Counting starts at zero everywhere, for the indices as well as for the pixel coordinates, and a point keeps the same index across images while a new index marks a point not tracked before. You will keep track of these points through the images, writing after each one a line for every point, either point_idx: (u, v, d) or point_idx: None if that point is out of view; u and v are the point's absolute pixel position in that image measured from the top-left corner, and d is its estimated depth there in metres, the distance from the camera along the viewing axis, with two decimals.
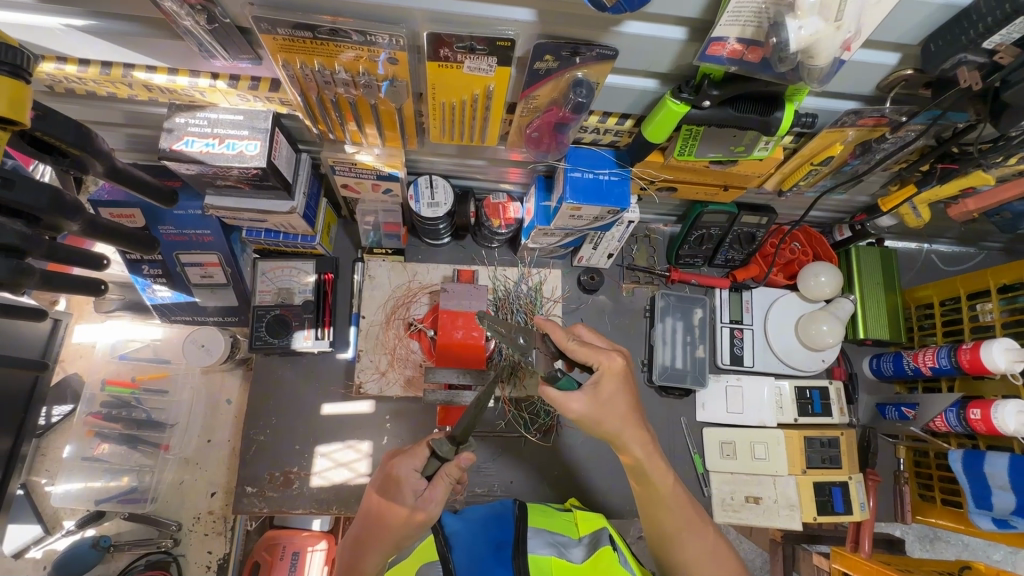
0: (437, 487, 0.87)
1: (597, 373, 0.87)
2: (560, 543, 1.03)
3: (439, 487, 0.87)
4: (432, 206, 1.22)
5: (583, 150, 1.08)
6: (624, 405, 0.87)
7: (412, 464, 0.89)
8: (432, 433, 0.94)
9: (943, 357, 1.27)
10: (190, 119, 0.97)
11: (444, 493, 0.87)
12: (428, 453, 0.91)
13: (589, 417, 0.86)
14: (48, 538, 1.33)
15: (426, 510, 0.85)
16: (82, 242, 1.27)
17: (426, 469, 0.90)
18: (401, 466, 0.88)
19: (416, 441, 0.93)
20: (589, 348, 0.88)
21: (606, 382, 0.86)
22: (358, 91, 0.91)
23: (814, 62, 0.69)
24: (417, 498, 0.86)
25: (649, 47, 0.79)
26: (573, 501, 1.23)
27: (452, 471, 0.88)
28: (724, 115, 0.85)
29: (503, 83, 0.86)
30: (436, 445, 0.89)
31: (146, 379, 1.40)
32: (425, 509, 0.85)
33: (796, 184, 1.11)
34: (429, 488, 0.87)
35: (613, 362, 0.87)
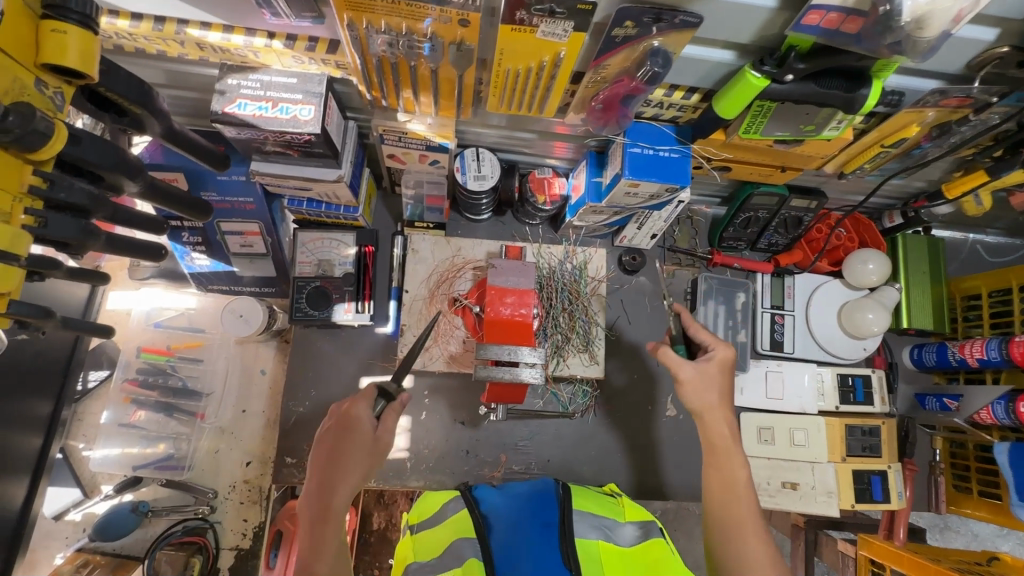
0: (390, 419, 0.89)
1: (718, 359, 0.98)
2: (605, 527, 1.02)
3: (393, 418, 0.90)
4: (478, 179, 1.19)
5: (643, 125, 1.04)
6: (710, 400, 0.96)
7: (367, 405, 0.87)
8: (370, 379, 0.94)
9: (992, 349, 1.25)
10: (242, 81, 0.94)
11: (396, 423, 0.90)
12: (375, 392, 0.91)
13: (690, 387, 0.96)
14: (87, 502, 1.34)
15: (387, 439, 0.88)
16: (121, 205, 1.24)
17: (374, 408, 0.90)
18: (359, 405, 0.86)
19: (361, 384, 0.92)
20: (711, 339, 1.02)
21: (720, 369, 0.98)
22: (420, 56, 0.87)
23: (923, 33, 0.66)
24: (378, 429, 0.87)
25: (736, 14, 0.75)
26: (613, 488, 1.20)
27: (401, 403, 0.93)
28: (805, 90, 0.81)
29: (575, 50, 0.82)
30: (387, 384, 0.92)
31: (181, 348, 1.40)
32: (385, 438, 0.87)
33: (860, 166, 1.08)
34: (384, 422, 0.88)
35: (720, 354, 0.99)
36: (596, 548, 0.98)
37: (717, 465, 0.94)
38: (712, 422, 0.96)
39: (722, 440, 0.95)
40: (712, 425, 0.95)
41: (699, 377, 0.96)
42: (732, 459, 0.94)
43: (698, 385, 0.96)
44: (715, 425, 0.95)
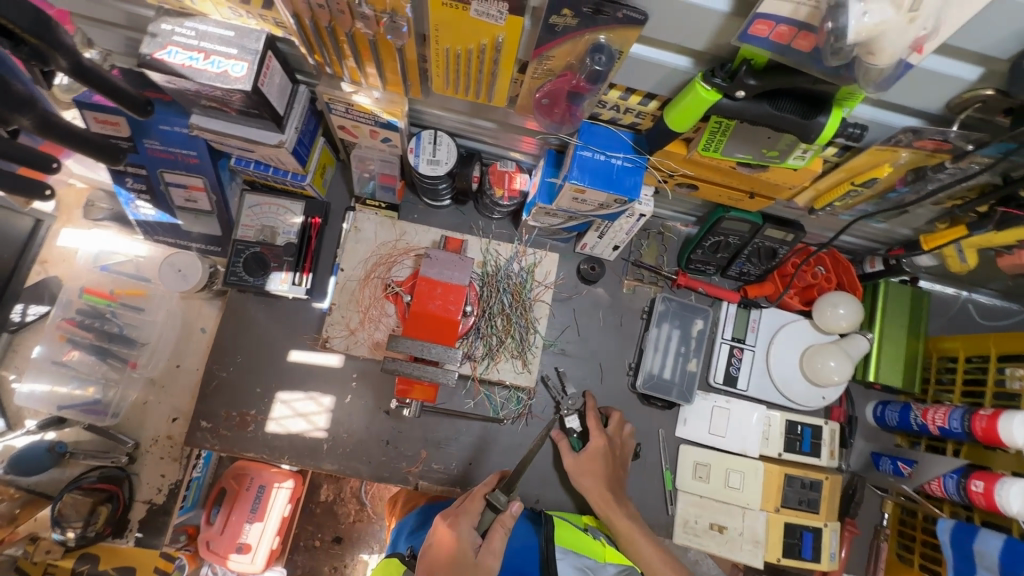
0: (496, 538, 0.89)
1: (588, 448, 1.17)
2: (586, 567, 0.97)
3: (499, 538, 0.89)
4: (431, 163, 1.14)
5: (599, 127, 0.97)
6: (602, 475, 1.15)
7: (470, 522, 0.90)
8: (482, 489, 0.99)
9: (955, 419, 1.16)
10: (177, 27, 0.89)
11: (502, 543, 0.89)
12: (482, 507, 0.95)
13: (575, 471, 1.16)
14: (9, 434, 1.34)
15: (487, 564, 0.85)
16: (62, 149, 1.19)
17: (481, 524, 0.93)
18: (462, 524, 0.89)
19: (468, 497, 0.96)
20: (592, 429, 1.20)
21: (598, 453, 1.17)
22: (355, 21, 0.82)
23: (874, 61, 0.56)
24: (478, 553, 0.86)
25: (683, 15, 0.68)
26: (589, 523, 1.16)
27: (508, 520, 0.93)
28: (759, 110, 0.73)
29: (514, 35, 0.76)
30: (492, 498, 0.95)
31: (123, 294, 1.37)
32: (487, 560, 0.86)
33: (830, 204, 0.99)
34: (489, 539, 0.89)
35: (596, 442, 1.18)
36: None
37: (618, 520, 1.10)
38: (608, 500, 1.12)
39: (624, 512, 1.11)
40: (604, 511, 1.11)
41: (581, 465, 1.16)
42: (619, 520, 1.09)
43: (582, 468, 1.15)
44: (613, 504, 1.11)
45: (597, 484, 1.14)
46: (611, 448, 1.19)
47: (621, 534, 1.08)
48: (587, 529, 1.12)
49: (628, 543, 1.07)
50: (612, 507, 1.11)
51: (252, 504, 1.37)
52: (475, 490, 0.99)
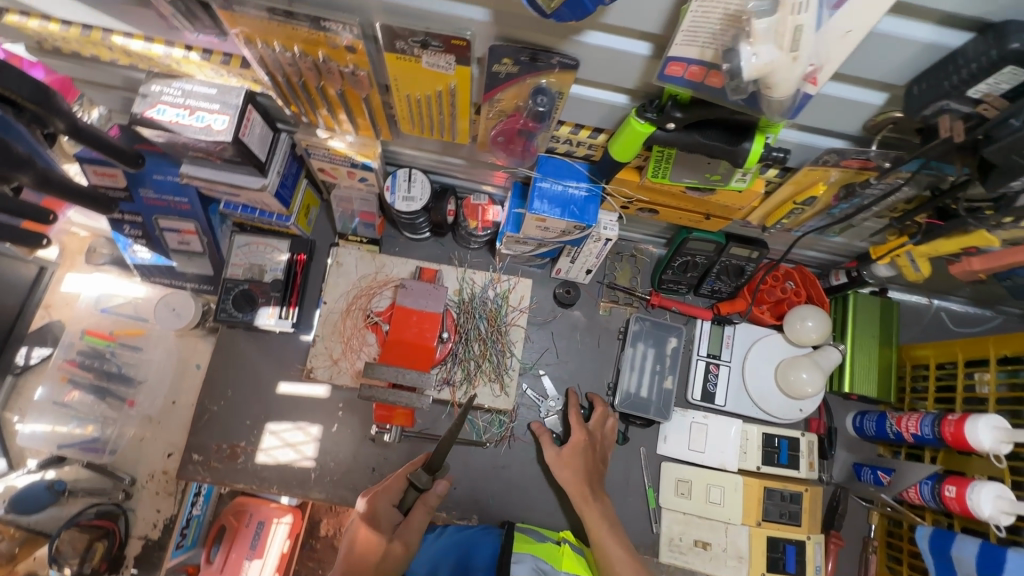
0: (416, 515, 1.02)
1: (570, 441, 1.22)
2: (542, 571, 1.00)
3: (419, 515, 1.02)
4: (406, 201, 1.21)
5: (556, 159, 1.03)
6: (582, 470, 1.17)
7: (390, 499, 1.04)
8: (407, 470, 1.10)
9: (926, 426, 1.17)
10: (165, 88, 0.98)
11: (421, 519, 1.02)
12: (406, 487, 1.06)
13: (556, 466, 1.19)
14: (11, 474, 1.39)
15: (402, 541, 0.96)
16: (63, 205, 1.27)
17: (404, 502, 1.05)
18: (381, 501, 1.03)
19: (392, 478, 1.08)
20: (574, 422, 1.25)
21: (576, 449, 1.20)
22: (322, 76, 0.90)
23: (774, 94, 0.62)
24: (397, 527, 1.00)
25: (611, 59, 0.75)
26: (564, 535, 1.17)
27: (430, 500, 1.04)
28: (690, 140, 0.80)
29: (465, 82, 0.84)
30: (414, 478, 1.04)
31: (122, 334, 1.47)
32: (402, 537, 0.97)
33: (780, 221, 1.05)
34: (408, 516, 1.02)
35: (578, 438, 1.22)
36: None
37: (591, 517, 1.10)
38: (587, 498, 1.13)
39: (599, 506, 1.13)
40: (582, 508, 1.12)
41: (563, 459, 1.19)
42: (592, 516, 1.10)
43: (563, 463, 1.18)
44: (590, 499, 1.13)
45: (578, 478, 1.16)
46: (593, 443, 1.23)
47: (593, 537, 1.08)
48: (559, 541, 1.14)
49: (598, 544, 1.06)
50: (590, 501, 1.13)
51: (252, 541, 1.45)
52: (402, 470, 1.10)
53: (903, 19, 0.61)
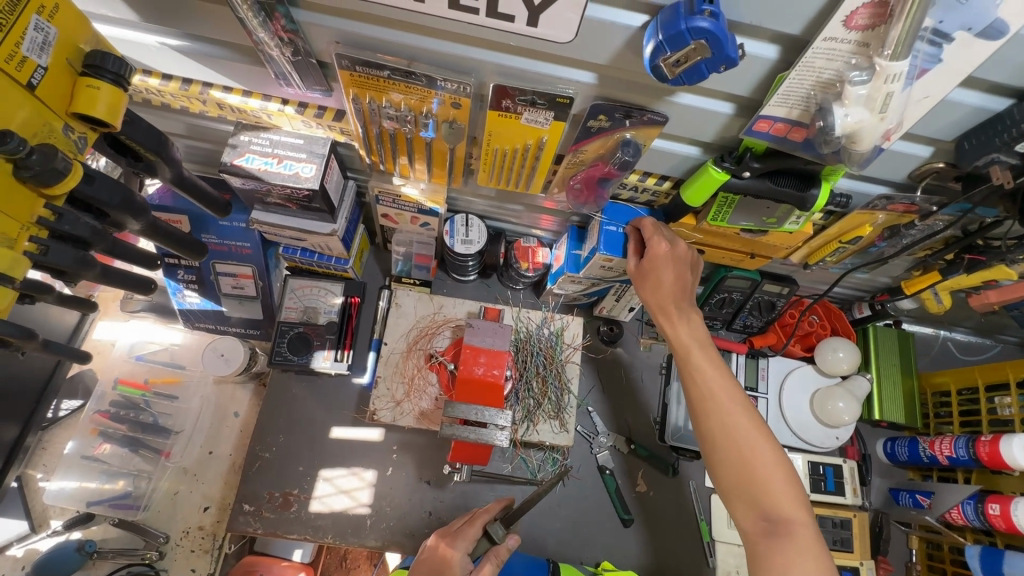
0: (487, 566, 0.94)
1: (633, 271, 1.04)
2: None
3: (490, 566, 0.94)
4: (465, 243, 1.26)
5: (620, 205, 1.12)
6: (682, 342, 0.97)
7: (465, 547, 0.97)
8: (484, 515, 1.05)
9: (961, 447, 1.25)
10: (253, 138, 1.03)
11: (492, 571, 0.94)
12: (479, 535, 1.01)
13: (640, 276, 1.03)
14: (33, 536, 1.30)
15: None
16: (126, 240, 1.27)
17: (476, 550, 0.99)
18: (456, 547, 0.97)
19: (467, 522, 1.03)
20: (649, 233, 1.02)
21: (680, 335, 0.98)
22: (417, 129, 0.96)
23: (856, 147, 0.73)
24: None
25: (698, 117, 0.84)
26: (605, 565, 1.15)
27: (502, 553, 0.98)
28: (763, 186, 0.89)
29: (555, 135, 0.91)
30: (490, 529, 1.00)
31: (159, 383, 1.40)
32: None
33: (822, 259, 1.15)
34: (479, 565, 0.95)
35: (664, 296, 0.99)
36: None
37: (705, 400, 0.92)
38: (695, 366, 0.95)
39: (711, 383, 0.93)
40: (683, 368, 0.96)
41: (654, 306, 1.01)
42: (696, 363, 0.95)
43: (647, 286, 1.01)
44: (699, 360, 0.95)
45: (676, 341, 0.98)
46: (667, 269, 0.99)
47: (709, 426, 0.91)
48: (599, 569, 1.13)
49: (722, 431, 0.89)
50: (700, 373, 0.94)
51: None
52: (477, 514, 1.05)
53: (961, 87, 0.72)
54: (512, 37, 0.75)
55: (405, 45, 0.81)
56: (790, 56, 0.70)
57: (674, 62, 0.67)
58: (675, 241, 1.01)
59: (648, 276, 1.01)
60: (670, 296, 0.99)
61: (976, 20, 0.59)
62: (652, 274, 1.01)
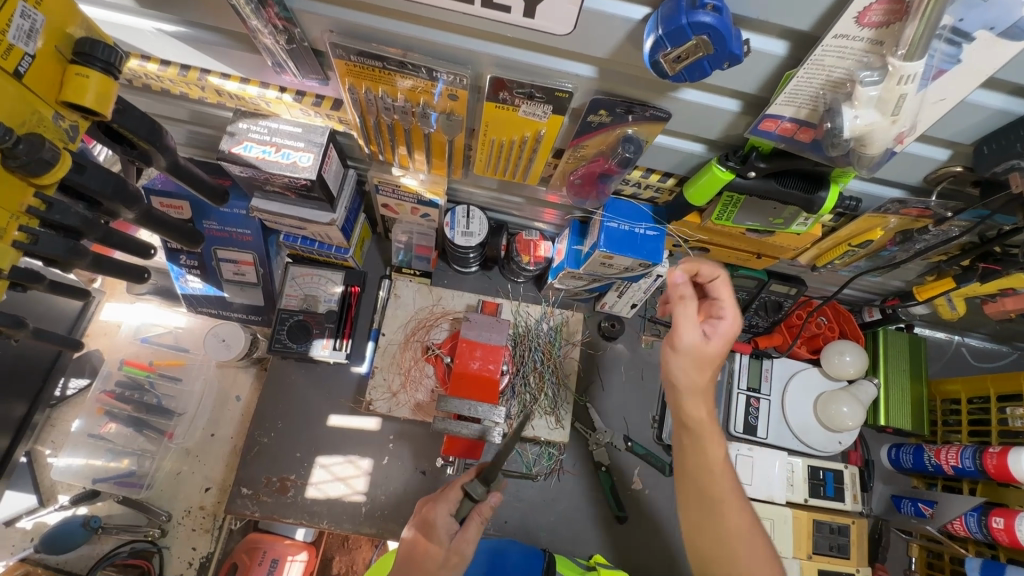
0: (471, 527, 0.94)
1: (694, 345, 0.87)
2: None
3: (473, 528, 0.94)
4: (465, 235, 1.24)
5: (622, 201, 1.09)
6: (697, 419, 0.90)
7: (447, 509, 0.95)
8: (461, 477, 1.01)
9: (967, 457, 1.22)
10: (251, 126, 1.01)
11: (477, 532, 0.95)
12: (461, 496, 0.97)
13: (694, 349, 0.87)
14: (41, 510, 1.34)
15: (461, 551, 0.92)
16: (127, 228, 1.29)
17: (459, 511, 0.96)
18: (437, 510, 0.95)
19: (447, 485, 1.00)
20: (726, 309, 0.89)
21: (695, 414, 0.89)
22: (415, 120, 0.94)
23: (867, 150, 0.70)
24: (453, 539, 0.93)
25: (702, 114, 0.81)
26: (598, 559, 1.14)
27: (485, 510, 0.98)
28: (768, 187, 0.86)
29: (555, 130, 0.89)
30: (469, 488, 0.95)
31: (163, 364, 1.42)
32: (461, 548, 0.92)
33: (831, 261, 1.11)
34: (464, 526, 0.95)
35: (692, 379, 0.89)
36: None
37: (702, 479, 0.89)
38: (702, 444, 0.90)
39: (713, 463, 0.89)
40: (676, 398, 0.91)
41: (679, 383, 0.90)
42: (691, 401, 0.90)
43: (686, 368, 0.88)
44: (693, 401, 0.90)
45: (683, 416, 0.91)
46: (717, 352, 0.88)
47: (696, 499, 0.89)
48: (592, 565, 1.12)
49: (711, 514, 0.87)
50: (686, 411, 0.91)
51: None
52: (456, 477, 1.02)
53: (983, 89, 0.68)
54: (509, 28, 0.72)
55: (400, 35, 0.79)
56: (799, 53, 0.67)
57: (675, 58, 0.64)
58: (727, 321, 0.89)
59: (694, 358, 0.87)
60: (702, 379, 0.88)
61: (999, 19, 0.56)
62: (702, 358, 0.87)
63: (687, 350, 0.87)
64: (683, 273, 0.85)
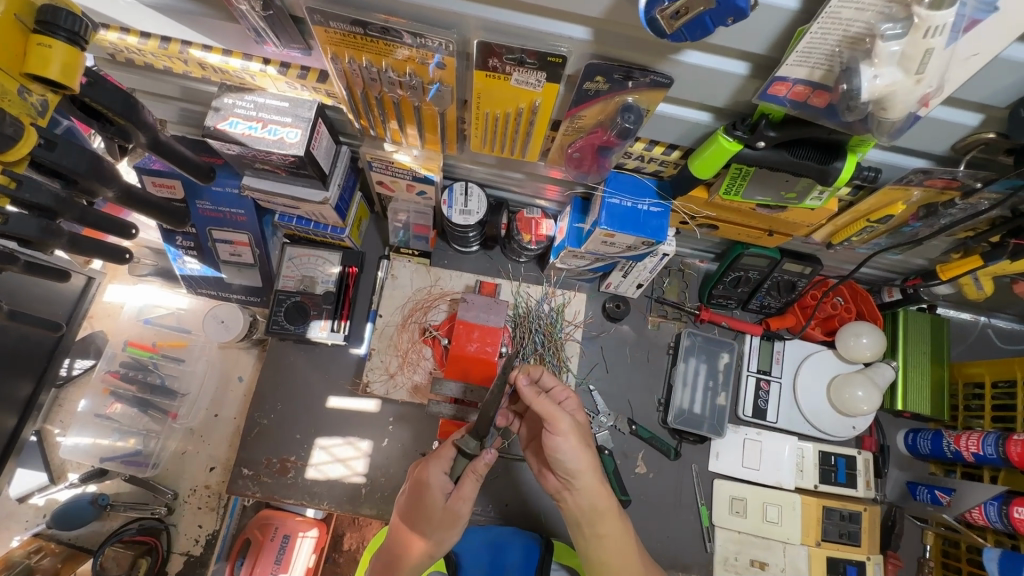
0: (467, 486, 0.92)
1: (562, 426, 0.88)
2: None
3: (468, 486, 0.92)
4: (463, 213, 1.20)
5: (625, 175, 1.04)
6: (580, 467, 0.90)
7: (440, 467, 0.93)
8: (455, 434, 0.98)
9: (990, 445, 1.16)
10: (237, 101, 0.98)
11: (473, 489, 0.92)
12: (454, 453, 0.95)
13: (558, 424, 0.88)
14: (52, 487, 1.36)
15: (457, 510, 0.92)
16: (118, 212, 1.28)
17: (454, 470, 0.94)
18: (431, 470, 0.93)
19: (441, 443, 0.97)
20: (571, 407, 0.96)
21: (599, 494, 0.91)
22: (403, 92, 0.90)
23: (886, 114, 0.64)
24: (449, 500, 0.92)
25: (708, 79, 0.75)
26: None
27: (480, 468, 0.92)
28: (779, 158, 0.80)
29: (550, 99, 0.83)
30: (462, 444, 0.92)
31: (166, 346, 1.42)
32: (457, 508, 0.92)
33: (848, 238, 1.05)
34: (459, 485, 0.92)
35: (581, 460, 0.90)
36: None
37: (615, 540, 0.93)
38: (605, 520, 0.93)
39: (599, 505, 0.92)
40: (551, 446, 0.89)
41: (576, 468, 0.90)
42: (562, 447, 0.89)
43: (573, 447, 0.89)
44: (568, 450, 0.89)
45: (590, 501, 0.92)
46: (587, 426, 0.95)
47: (612, 568, 0.92)
48: None
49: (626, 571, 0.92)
50: (569, 465, 0.89)
51: (275, 555, 1.34)
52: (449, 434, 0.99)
53: (1020, 43, 0.61)
54: None
55: None
56: (813, 6, 0.60)
57: (673, 13, 0.58)
58: (571, 399, 1.01)
59: (578, 433, 0.90)
60: (589, 452, 0.91)
61: None
62: (580, 432, 0.91)
63: (569, 430, 0.89)
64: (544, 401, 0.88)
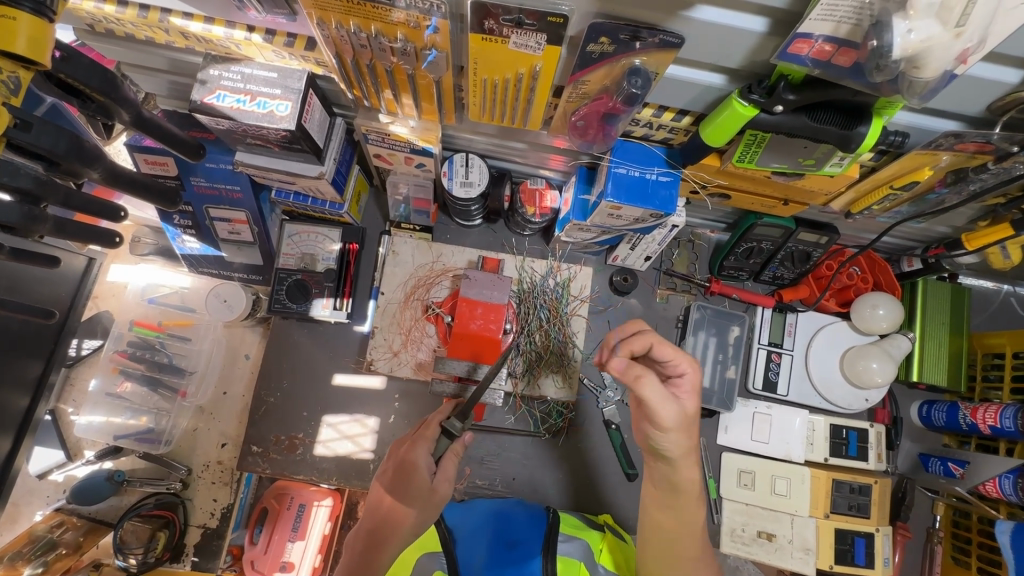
0: (448, 465, 0.94)
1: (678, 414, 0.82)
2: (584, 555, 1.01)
3: (450, 466, 0.94)
4: (465, 185, 1.15)
5: (632, 144, 0.98)
6: (678, 451, 0.86)
7: (427, 448, 0.93)
8: (437, 417, 1.00)
9: (1008, 418, 1.13)
10: (224, 72, 0.93)
11: (454, 469, 0.95)
12: (438, 434, 0.96)
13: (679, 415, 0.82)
14: (69, 464, 1.37)
15: (442, 489, 0.91)
16: (110, 193, 1.25)
17: (436, 450, 0.95)
18: (417, 450, 0.93)
19: (422, 425, 0.98)
20: (674, 353, 0.88)
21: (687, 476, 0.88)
22: (395, 59, 0.85)
23: (919, 73, 0.59)
24: (434, 479, 0.92)
25: (722, 37, 0.69)
26: (606, 519, 1.21)
27: (460, 449, 0.97)
28: (798, 123, 0.75)
29: (552, 63, 0.78)
30: (447, 425, 0.95)
31: (171, 325, 1.37)
32: (443, 488, 0.91)
33: (868, 207, 1.00)
34: (443, 466, 0.93)
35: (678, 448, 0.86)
36: (576, 568, 0.97)
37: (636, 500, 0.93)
38: (681, 500, 0.90)
39: (687, 484, 0.89)
40: (666, 435, 0.83)
41: (671, 452, 0.86)
42: (673, 442, 0.84)
43: (675, 439, 0.84)
44: (677, 441, 0.85)
45: (675, 477, 0.89)
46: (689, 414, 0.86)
47: (661, 535, 0.91)
48: (602, 526, 1.16)
49: (645, 533, 0.92)
50: (671, 449, 0.86)
51: (292, 523, 1.37)
52: (431, 417, 1.00)
53: None
54: None
55: None
56: None
57: None
58: (688, 376, 0.89)
59: (683, 424, 0.85)
60: (688, 441, 0.87)
61: None
62: (687, 423, 0.85)
63: (675, 425, 0.83)
64: (622, 362, 0.83)
